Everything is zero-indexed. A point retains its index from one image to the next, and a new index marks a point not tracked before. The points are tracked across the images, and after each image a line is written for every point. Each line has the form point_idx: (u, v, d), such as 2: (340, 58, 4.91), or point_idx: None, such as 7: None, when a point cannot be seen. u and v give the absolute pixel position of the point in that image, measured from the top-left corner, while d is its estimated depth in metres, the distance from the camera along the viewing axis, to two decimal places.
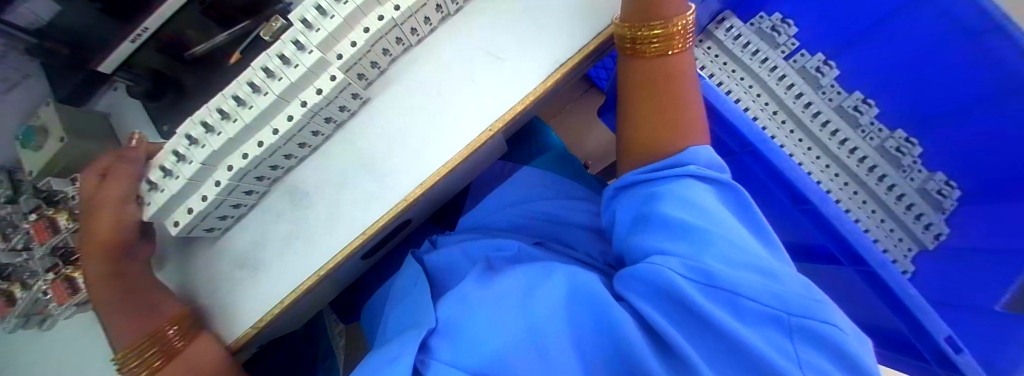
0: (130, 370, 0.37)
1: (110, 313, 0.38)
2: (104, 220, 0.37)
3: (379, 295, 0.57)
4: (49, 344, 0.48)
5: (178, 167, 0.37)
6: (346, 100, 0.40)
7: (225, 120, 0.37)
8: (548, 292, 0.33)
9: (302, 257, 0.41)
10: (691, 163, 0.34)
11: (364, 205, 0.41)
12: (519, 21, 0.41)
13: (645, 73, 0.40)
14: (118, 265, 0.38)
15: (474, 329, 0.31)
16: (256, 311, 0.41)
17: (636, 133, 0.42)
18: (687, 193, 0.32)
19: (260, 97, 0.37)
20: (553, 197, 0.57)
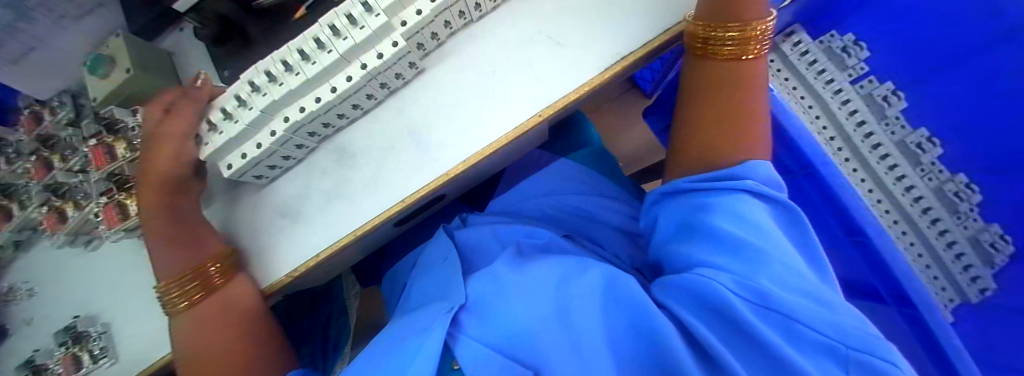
0: (172, 299, 0.39)
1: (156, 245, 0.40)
2: (163, 154, 0.38)
3: (405, 262, 0.60)
4: (93, 262, 0.51)
5: (238, 113, 0.38)
6: (403, 67, 0.40)
7: (287, 73, 0.38)
8: (586, 283, 0.34)
9: (342, 216, 0.42)
10: (748, 179, 0.34)
11: (407, 174, 0.42)
12: (586, 10, 0.40)
13: (710, 75, 0.39)
14: (170, 198, 0.40)
15: (513, 309, 0.33)
16: (291, 262, 0.42)
17: (692, 139, 0.42)
18: (742, 208, 0.32)
19: (323, 54, 0.37)
20: (587, 194, 0.58)
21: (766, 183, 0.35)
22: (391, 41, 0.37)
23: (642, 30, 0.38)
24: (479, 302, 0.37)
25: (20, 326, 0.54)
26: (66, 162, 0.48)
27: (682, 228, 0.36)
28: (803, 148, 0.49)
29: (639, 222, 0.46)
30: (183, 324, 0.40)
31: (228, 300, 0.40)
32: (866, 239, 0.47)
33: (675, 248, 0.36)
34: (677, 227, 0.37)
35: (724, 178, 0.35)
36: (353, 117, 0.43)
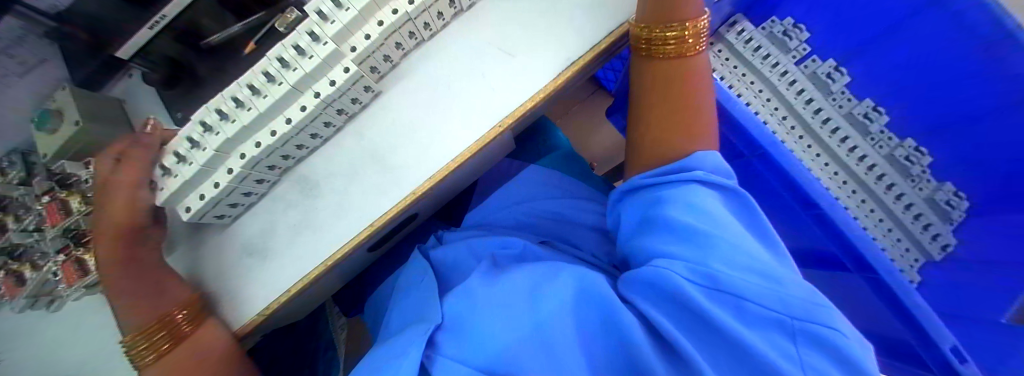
0: (140, 354, 0.37)
1: (118, 298, 0.39)
2: (118, 204, 0.37)
3: (383, 287, 0.59)
4: (54, 325, 0.49)
5: (192, 154, 0.38)
6: (358, 92, 0.40)
7: (239, 109, 0.37)
8: (558, 287, 0.33)
9: (311, 246, 0.41)
10: (697, 169, 0.35)
11: (372, 198, 0.41)
12: (533, 19, 0.41)
13: (657, 73, 0.40)
14: (131, 247, 0.39)
15: (484, 324, 0.32)
16: (262, 300, 0.41)
17: (647, 132, 0.43)
18: (690, 198, 0.33)
19: (274, 87, 0.37)
20: (560, 197, 0.58)
21: (714, 172, 0.36)
22: (341, 68, 0.37)
23: (589, 34, 0.39)
24: (451, 316, 0.36)
25: None
26: (18, 224, 0.46)
27: (642, 224, 0.37)
28: (751, 131, 0.51)
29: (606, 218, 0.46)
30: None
31: (196, 348, 0.38)
32: (821, 210, 0.49)
33: (636, 242, 0.36)
34: (637, 223, 0.38)
35: (676, 171, 0.36)
36: (313, 147, 0.43)
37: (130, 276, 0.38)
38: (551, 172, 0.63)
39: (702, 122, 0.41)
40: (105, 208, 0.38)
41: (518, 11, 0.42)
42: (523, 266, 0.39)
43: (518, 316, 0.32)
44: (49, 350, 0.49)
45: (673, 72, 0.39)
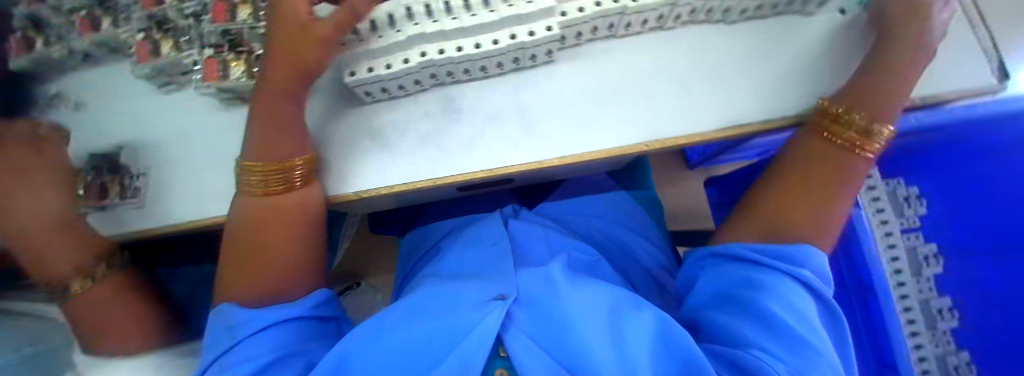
0: (253, 184, 0.39)
1: (260, 121, 0.40)
2: (308, 44, 0.37)
3: (449, 232, 0.64)
4: (162, 105, 0.53)
5: (384, 29, 0.40)
6: (541, 52, 0.42)
7: (444, 12, 0.39)
8: (640, 328, 0.37)
9: (427, 160, 0.43)
10: (803, 267, 0.35)
11: (501, 149, 0.43)
12: (721, 67, 0.43)
13: (816, 154, 0.39)
14: (291, 87, 0.40)
15: (562, 318, 0.38)
16: (364, 183, 0.44)
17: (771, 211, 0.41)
18: (797, 300, 0.33)
19: (485, 11, 0.39)
20: (629, 230, 0.63)
21: (819, 274, 0.36)
22: (549, 22, 0.39)
23: (764, 104, 0.41)
24: (524, 296, 0.42)
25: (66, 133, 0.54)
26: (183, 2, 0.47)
27: (722, 298, 0.38)
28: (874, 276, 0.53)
29: (675, 278, 0.48)
30: (244, 209, 0.39)
31: (297, 205, 0.40)
32: None
33: (714, 316, 0.38)
34: (715, 296, 0.39)
35: (784, 257, 0.36)
36: (472, 76, 0.46)
37: (286, 115, 0.40)
38: (629, 205, 0.67)
39: (833, 215, 0.39)
40: (282, 38, 0.38)
41: (709, 53, 0.44)
42: (599, 284, 0.43)
43: (593, 335, 0.36)
44: (149, 124, 0.53)
45: (841, 159, 0.38)
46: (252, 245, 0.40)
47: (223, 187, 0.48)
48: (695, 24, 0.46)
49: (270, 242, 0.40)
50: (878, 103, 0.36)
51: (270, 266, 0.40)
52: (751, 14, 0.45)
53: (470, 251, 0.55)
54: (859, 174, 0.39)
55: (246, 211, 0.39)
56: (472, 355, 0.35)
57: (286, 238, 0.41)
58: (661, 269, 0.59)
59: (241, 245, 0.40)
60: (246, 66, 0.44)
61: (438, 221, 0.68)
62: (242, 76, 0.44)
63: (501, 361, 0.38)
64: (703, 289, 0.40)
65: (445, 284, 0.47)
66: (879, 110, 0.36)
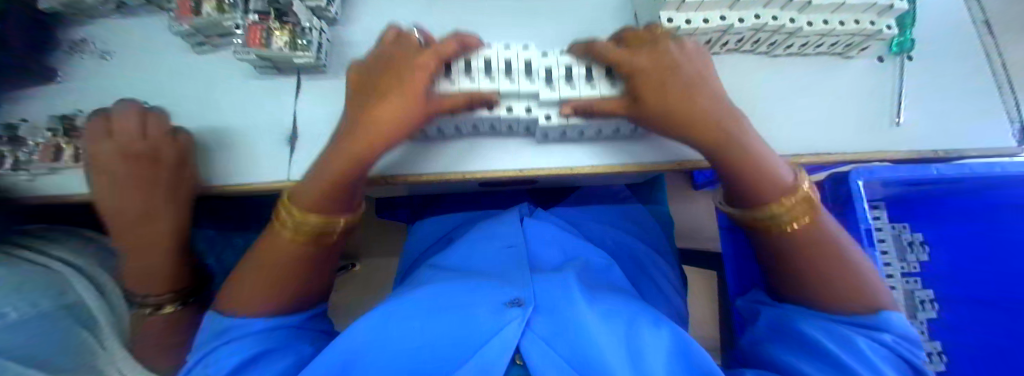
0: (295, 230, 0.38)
1: (318, 172, 0.37)
2: (406, 106, 0.36)
3: (462, 223, 0.64)
4: (197, 66, 0.52)
5: (441, 82, 0.40)
6: (589, 130, 0.44)
7: (503, 72, 0.41)
8: (654, 342, 0.38)
9: (462, 156, 0.46)
10: (884, 332, 0.32)
11: (534, 155, 0.46)
12: (756, 99, 0.46)
13: (783, 250, 0.37)
14: (377, 148, 0.38)
15: (579, 334, 0.37)
16: (401, 171, 0.45)
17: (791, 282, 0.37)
18: (877, 357, 0.30)
19: (547, 87, 0.40)
20: (643, 244, 0.64)
21: (899, 343, 0.32)
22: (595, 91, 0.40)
23: (787, 139, 0.45)
24: (540, 305, 0.42)
25: (92, 82, 0.53)
26: None
27: (784, 326, 0.36)
28: None
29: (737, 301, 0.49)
30: (275, 246, 0.39)
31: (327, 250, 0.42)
32: None
33: (770, 351, 0.36)
34: (774, 325, 0.38)
35: (859, 319, 0.33)
36: (512, 131, 0.47)
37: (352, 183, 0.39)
38: (644, 220, 0.68)
39: (862, 276, 0.35)
40: (389, 108, 0.36)
41: (743, 83, 0.46)
42: (601, 298, 0.44)
43: (607, 350, 0.36)
44: (181, 82, 0.52)
45: (801, 235, 0.35)
46: (269, 267, 0.39)
47: (254, 155, 0.48)
48: (735, 52, 0.47)
49: (298, 279, 0.41)
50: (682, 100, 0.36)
51: (286, 294, 0.40)
52: (788, 50, 0.47)
53: (481, 246, 0.54)
54: (827, 228, 0.36)
55: (283, 255, 0.39)
56: (492, 361, 0.34)
57: (315, 272, 0.42)
58: (669, 285, 0.60)
59: (257, 270, 0.40)
60: (292, 37, 0.43)
61: (455, 213, 0.68)
62: (285, 46, 0.43)
63: (518, 369, 0.37)
64: (761, 321, 0.40)
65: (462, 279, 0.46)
66: (768, 193, 0.36)
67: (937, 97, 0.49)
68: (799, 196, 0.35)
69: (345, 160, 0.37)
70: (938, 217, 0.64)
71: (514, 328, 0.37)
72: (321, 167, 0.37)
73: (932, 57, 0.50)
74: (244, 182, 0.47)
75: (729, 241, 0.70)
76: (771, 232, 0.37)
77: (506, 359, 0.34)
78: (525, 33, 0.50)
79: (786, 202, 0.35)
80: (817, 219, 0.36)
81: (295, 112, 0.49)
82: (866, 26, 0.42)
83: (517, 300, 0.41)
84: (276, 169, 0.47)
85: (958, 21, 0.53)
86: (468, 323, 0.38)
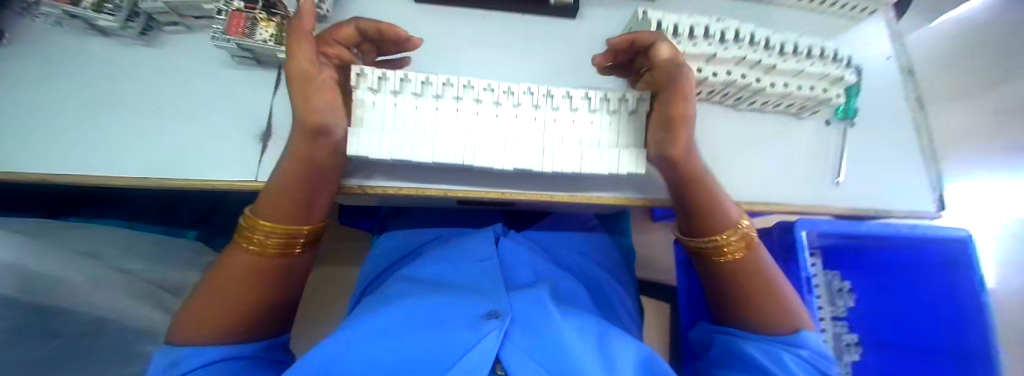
0: (265, 242, 0.36)
1: (281, 195, 0.37)
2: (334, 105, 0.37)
3: (431, 238, 0.64)
4: (158, 44, 0.48)
5: (417, 103, 0.38)
6: (628, 101, 0.42)
7: (478, 85, 0.39)
8: (624, 360, 0.41)
9: (445, 176, 0.45)
10: (803, 347, 0.38)
11: (518, 180, 0.46)
12: (726, 147, 0.50)
13: (744, 280, 0.43)
14: (316, 150, 0.37)
15: (550, 343, 0.41)
16: (382, 186, 0.43)
17: (748, 304, 0.42)
18: (797, 370, 0.36)
19: (532, 97, 0.40)
20: (607, 271, 0.66)
21: (817, 352, 0.38)
22: (567, 89, 0.41)
23: (745, 188, 0.49)
24: (516, 316, 0.45)
25: (26, 44, 0.46)
26: None
27: (726, 352, 0.42)
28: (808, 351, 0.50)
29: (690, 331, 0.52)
30: (233, 270, 0.36)
31: (260, 272, 0.36)
32: None
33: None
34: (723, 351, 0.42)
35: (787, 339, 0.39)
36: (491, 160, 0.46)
37: (303, 197, 0.38)
38: (610, 250, 0.71)
39: (795, 310, 0.42)
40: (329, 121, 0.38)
41: (710, 132, 0.50)
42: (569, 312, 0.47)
43: (584, 355, 0.40)
44: (135, 59, 0.47)
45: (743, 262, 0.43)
46: (234, 301, 0.35)
47: (220, 151, 0.44)
48: (707, 101, 0.51)
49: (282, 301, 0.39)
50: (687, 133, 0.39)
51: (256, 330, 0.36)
52: (750, 106, 0.51)
53: (451, 260, 0.56)
54: (757, 262, 0.44)
55: (240, 273, 0.36)
56: (471, 373, 0.37)
57: (289, 281, 0.39)
58: (627, 313, 0.62)
59: (210, 302, 0.34)
60: (278, 30, 0.43)
61: (425, 225, 0.67)
62: (270, 38, 0.42)
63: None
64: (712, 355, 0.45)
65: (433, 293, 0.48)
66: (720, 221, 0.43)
67: (876, 163, 0.55)
68: (740, 233, 0.43)
69: (293, 183, 0.37)
70: (859, 267, 0.67)
71: (494, 338, 0.40)
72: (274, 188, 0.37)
73: (874, 126, 0.56)
74: (203, 178, 0.43)
75: (684, 276, 0.76)
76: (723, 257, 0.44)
77: (485, 369, 0.38)
78: (516, 58, 0.51)
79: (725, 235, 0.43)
80: (752, 255, 0.44)
81: (269, 108, 0.46)
82: (818, 92, 0.47)
83: (492, 313, 0.44)
84: (242, 164, 0.44)
85: (899, 95, 0.59)
86: (450, 338, 0.41)
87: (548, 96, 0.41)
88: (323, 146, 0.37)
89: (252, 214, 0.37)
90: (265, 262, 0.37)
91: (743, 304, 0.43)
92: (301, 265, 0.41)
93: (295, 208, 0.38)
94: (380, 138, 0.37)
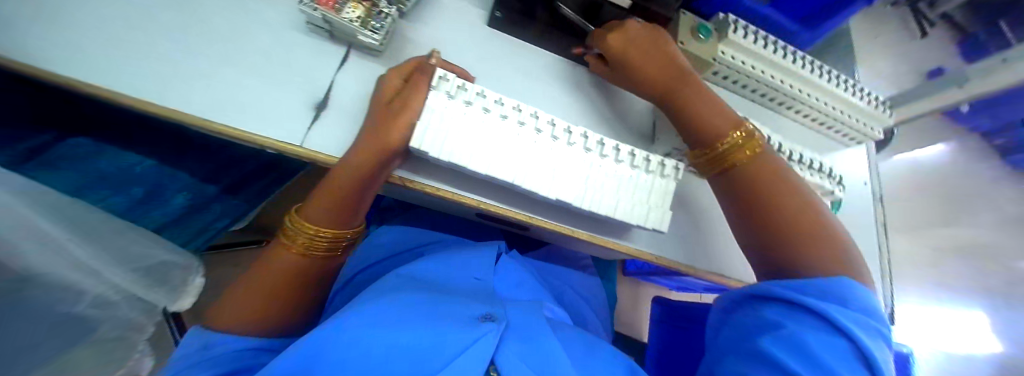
0: (307, 248, 0.39)
1: (326, 206, 0.39)
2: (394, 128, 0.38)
3: (434, 240, 0.63)
4: None
5: (487, 118, 0.42)
6: (664, 167, 0.47)
7: (544, 117, 0.44)
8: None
9: (486, 189, 0.48)
10: (838, 292, 0.36)
11: (549, 209, 0.51)
12: None
13: (768, 196, 0.43)
14: (367, 172, 0.38)
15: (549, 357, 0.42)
16: (428, 182, 0.45)
17: (770, 227, 0.43)
18: (827, 332, 0.33)
19: (586, 141, 0.45)
20: (595, 314, 0.68)
21: (862, 309, 0.35)
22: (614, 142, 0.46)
23: None
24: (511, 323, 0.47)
25: None
26: None
27: (752, 303, 0.39)
28: None
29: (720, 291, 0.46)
30: (269, 272, 0.38)
31: (297, 276, 0.39)
32: None
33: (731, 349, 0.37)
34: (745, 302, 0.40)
35: (825, 289, 0.36)
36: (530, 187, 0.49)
37: (348, 208, 0.40)
38: (599, 293, 0.74)
39: (832, 240, 0.41)
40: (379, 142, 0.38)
41: None
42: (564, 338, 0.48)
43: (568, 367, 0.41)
44: None
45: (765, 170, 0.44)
46: (270, 299, 0.37)
47: (272, 107, 0.43)
48: None
49: (315, 297, 0.42)
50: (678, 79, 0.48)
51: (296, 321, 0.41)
52: None
53: (449, 262, 0.56)
54: (792, 181, 0.45)
55: (279, 274, 0.38)
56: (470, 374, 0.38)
57: (322, 281, 0.42)
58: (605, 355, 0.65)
59: (247, 299, 0.37)
60: (364, 14, 0.44)
61: (433, 228, 0.67)
62: (355, 18, 0.43)
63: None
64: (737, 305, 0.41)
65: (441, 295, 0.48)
66: (720, 121, 0.47)
67: None
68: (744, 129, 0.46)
69: (337, 196, 0.39)
70: None
71: (491, 338, 0.42)
72: (320, 199, 0.39)
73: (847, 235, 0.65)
74: (248, 130, 0.41)
75: (655, 336, 0.81)
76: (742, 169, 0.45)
77: (481, 366, 0.39)
78: (570, 99, 0.55)
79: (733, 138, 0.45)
80: (761, 157, 0.45)
81: (330, 81, 0.46)
82: None
83: (487, 316, 0.46)
84: (293, 127, 0.43)
85: (871, 217, 0.68)
86: (442, 332, 0.40)
87: (600, 143, 0.45)
88: (379, 168, 0.39)
89: (298, 217, 0.39)
90: (305, 263, 0.39)
91: (772, 236, 0.43)
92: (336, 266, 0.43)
93: (338, 217, 0.40)
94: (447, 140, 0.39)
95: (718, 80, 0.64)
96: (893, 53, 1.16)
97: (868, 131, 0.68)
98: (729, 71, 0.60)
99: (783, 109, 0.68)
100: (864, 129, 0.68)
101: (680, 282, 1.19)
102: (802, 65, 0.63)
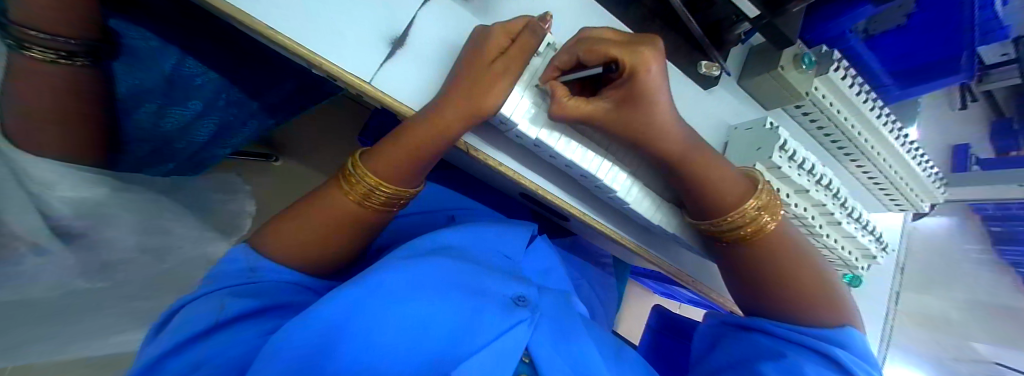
0: (365, 198, 0.38)
1: (393, 162, 0.37)
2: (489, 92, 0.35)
3: (468, 208, 0.61)
4: None
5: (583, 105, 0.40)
6: None
7: None
8: None
9: (553, 175, 0.47)
10: (840, 337, 0.41)
11: (603, 208, 0.51)
12: None
13: (761, 273, 0.45)
14: (446, 133, 0.36)
15: (578, 352, 0.44)
16: (501, 155, 0.43)
17: (756, 298, 0.47)
18: (821, 362, 0.38)
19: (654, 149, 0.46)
20: (606, 312, 0.70)
21: (859, 354, 0.40)
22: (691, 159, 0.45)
23: None
24: (546, 312, 0.47)
25: None
26: None
27: (745, 328, 0.45)
28: None
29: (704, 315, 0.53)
30: (326, 210, 0.37)
31: (351, 220, 0.38)
32: None
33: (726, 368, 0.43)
34: (739, 328, 0.46)
35: (830, 332, 0.41)
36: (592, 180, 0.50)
37: (417, 164, 0.38)
38: (611, 292, 0.75)
39: (841, 311, 0.44)
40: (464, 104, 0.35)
41: None
42: (598, 340, 0.49)
43: (597, 368, 0.43)
44: None
45: (776, 249, 0.44)
46: (323, 237, 0.38)
47: (345, 30, 0.36)
48: None
49: (362, 244, 0.42)
50: (680, 151, 0.41)
51: (339, 266, 0.42)
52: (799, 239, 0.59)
53: (481, 233, 0.52)
54: (806, 259, 0.45)
55: (337, 215, 0.38)
56: (508, 354, 0.39)
57: (372, 231, 0.41)
58: None
59: (300, 230, 0.37)
60: None
61: (467, 194, 0.65)
62: None
63: (524, 366, 0.42)
64: (728, 332, 0.47)
65: (484, 264, 0.47)
66: (730, 201, 0.43)
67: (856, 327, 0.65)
68: (763, 207, 0.43)
69: (412, 149, 0.37)
70: None
71: (525, 329, 0.41)
72: (392, 150, 0.37)
73: (864, 293, 0.67)
74: (318, 50, 0.34)
75: (648, 339, 0.84)
76: (743, 243, 0.45)
77: (517, 356, 0.40)
78: None
79: (740, 216, 0.43)
80: (783, 232, 0.45)
81: (413, 17, 0.39)
82: (847, 255, 0.57)
83: (520, 298, 0.44)
84: (365, 59, 0.36)
85: (891, 280, 0.70)
86: (477, 313, 0.40)
87: None
88: (460, 131, 0.37)
89: (364, 164, 0.37)
90: (359, 212, 0.39)
91: (768, 299, 0.45)
92: (386, 218, 0.42)
93: (406, 170, 0.38)
94: (536, 123, 0.38)
95: (797, 115, 0.60)
96: (948, 120, 1.10)
97: (917, 202, 0.68)
98: (813, 109, 0.57)
99: (846, 161, 0.66)
100: (913, 199, 0.68)
101: (670, 291, 1.21)
102: (884, 122, 0.60)
